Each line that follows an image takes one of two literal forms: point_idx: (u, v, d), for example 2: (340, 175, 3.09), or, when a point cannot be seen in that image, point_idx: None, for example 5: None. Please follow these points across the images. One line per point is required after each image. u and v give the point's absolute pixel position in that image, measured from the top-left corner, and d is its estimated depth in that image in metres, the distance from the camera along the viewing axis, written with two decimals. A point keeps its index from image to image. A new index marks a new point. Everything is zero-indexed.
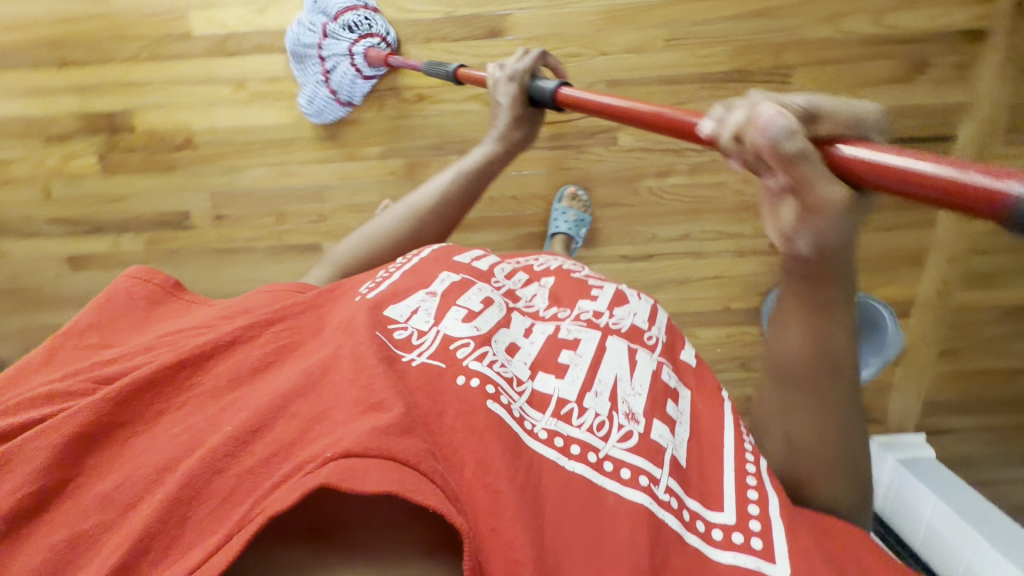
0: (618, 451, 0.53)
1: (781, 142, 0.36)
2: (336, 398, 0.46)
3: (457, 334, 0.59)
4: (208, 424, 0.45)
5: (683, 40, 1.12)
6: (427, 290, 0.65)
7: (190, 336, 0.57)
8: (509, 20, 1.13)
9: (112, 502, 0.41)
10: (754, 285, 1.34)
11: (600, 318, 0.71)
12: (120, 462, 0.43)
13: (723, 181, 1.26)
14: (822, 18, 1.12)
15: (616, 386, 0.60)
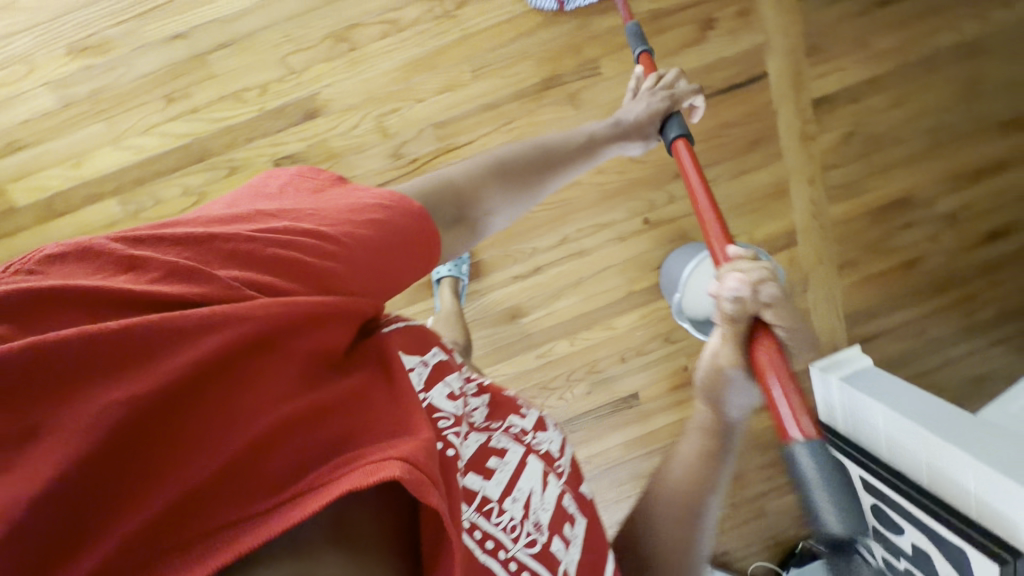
0: (523, 554, 0.57)
1: (757, 299, 0.60)
2: (376, 397, 0.44)
3: (443, 405, 0.56)
4: (266, 390, 0.38)
5: (489, 66, 1.17)
6: (421, 358, 0.57)
7: (279, 237, 0.45)
8: (321, 99, 1.15)
9: (128, 474, 0.32)
10: (647, 263, 1.37)
11: (528, 435, 0.66)
12: (145, 409, 0.33)
13: (579, 179, 1.29)
14: (606, 9, 1.18)
15: (529, 499, 0.61)
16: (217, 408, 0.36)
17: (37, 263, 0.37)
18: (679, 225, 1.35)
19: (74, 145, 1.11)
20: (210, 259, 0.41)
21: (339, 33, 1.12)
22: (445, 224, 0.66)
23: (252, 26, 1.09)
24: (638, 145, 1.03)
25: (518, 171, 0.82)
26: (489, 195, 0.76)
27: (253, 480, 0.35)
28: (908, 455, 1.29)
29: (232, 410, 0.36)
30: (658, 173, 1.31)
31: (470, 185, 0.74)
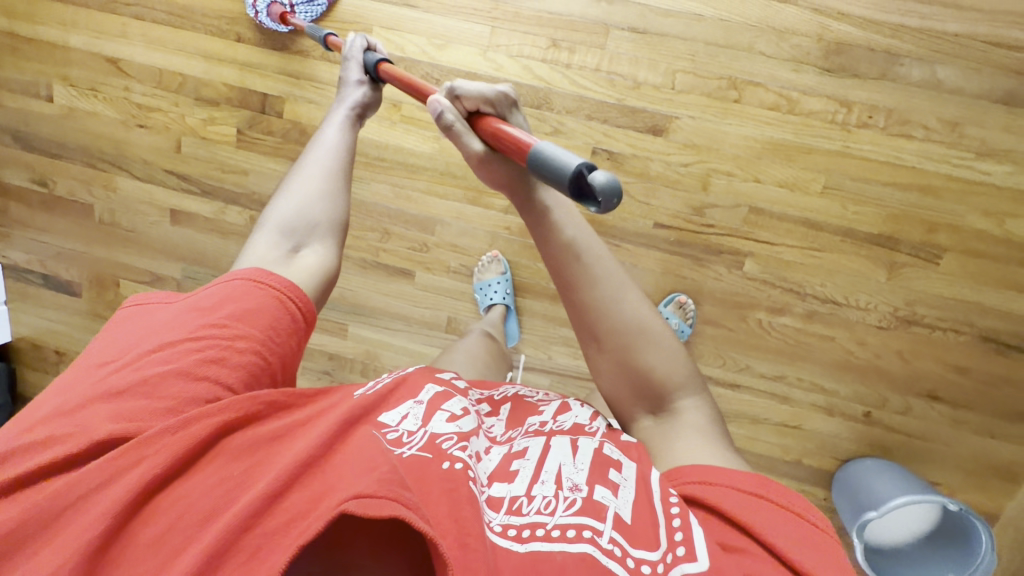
0: (565, 519, 0.55)
1: (446, 114, 0.70)
2: (352, 465, 0.53)
3: (443, 429, 0.62)
4: (207, 480, 0.51)
5: (838, 190, 1.10)
6: (414, 399, 0.66)
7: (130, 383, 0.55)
8: (673, 123, 1.12)
9: (168, 547, 0.47)
10: (834, 448, 1.26)
11: (547, 425, 0.70)
12: (164, 509, 0.49)
13: (835, 337, 1.19)
14: (985, 212, 1.07)
15: (559, 473, 0.60)
16: (186, 500, 0.50)
17: None
18: (890, 438, 1.23)
19: (448, 29, 1.14)
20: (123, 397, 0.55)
21: (735, 81, 1.08)
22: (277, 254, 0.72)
23: (668, 30, 1.08)
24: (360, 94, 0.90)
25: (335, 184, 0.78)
26: (299, 223, 0.74)
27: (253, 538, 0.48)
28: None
29: (185, 504, 0.49)
30: (910, 379, 1.19)
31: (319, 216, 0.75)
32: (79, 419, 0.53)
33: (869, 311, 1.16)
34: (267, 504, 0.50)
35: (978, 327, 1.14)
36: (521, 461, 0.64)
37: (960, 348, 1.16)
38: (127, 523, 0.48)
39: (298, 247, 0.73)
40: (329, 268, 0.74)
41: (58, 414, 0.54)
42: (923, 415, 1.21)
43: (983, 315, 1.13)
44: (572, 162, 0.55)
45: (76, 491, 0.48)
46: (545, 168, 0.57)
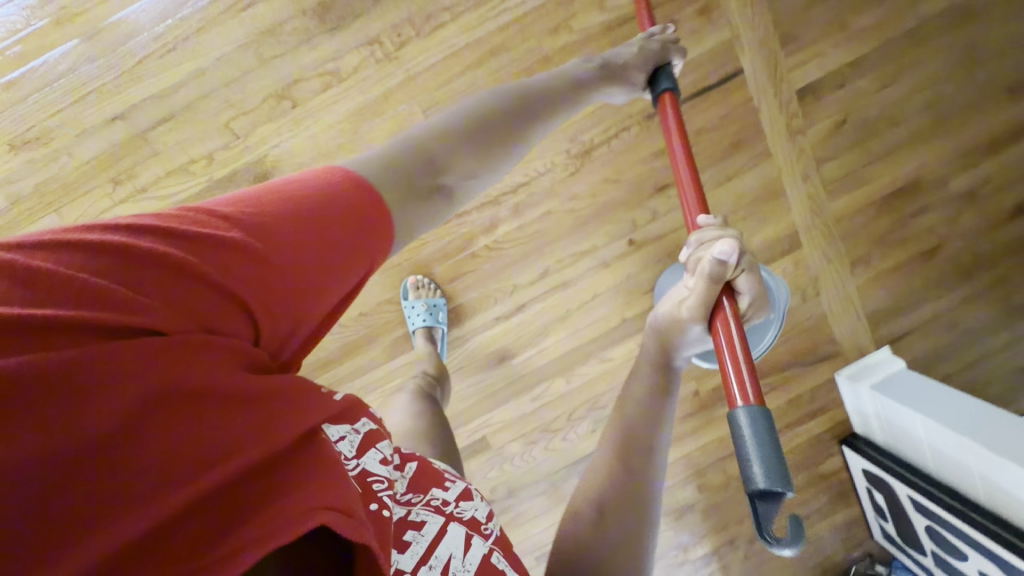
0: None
1: (720, 259, 0.58)
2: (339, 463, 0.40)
3: (376, 471, 0.53)
4: (204, 429, 0.33)
5: (439, 104, 1.11)
6: (353, 425, 0.52)
7: (186, 251, 0.35)
8: (269, 161, 1.10)
9: (104, 506, 0.29)
10: (636, 287, 1.27)
11: (449, 507, 0.69)
12: (133, 456, 0.31)
13: (550, 210, 1.21)
14: (554, 28, 1.09)
15: (449, 561, 0.62)
16: (155, 444, 0.31)
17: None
18: (668, 243, 1.25)
19: (24, 242, 1.08)
20: (204, 227, 0.36)
21: (279, 92, 1.07)
22: (418, 192, 0.53)
23: (190, 98, 1.05)
24: (625, 92, 0.92)
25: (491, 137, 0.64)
26: (463, 155, 0.60)
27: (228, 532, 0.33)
28: (953, 461, 1.14)
29: (162, 451, 0.32)
30: (634, 192, 1.21)
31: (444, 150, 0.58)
32: (92, 250, 0.32)
33: (552, 169, 1.19)
34: (251, 492, 0.35)
35: (639, 113, 1.17)
36: (415, 533, 0.62)
37: (643, 139, 1.19)
38: (81, 438, 0.29)
39: (438, 187, 0.55)
40: (437, 225, 0.55)
41: (69, 236, 0.33)
42: (671, 206, 1.23)
43: (632, 102, 1.16)
44: (759, 476, 0.48)
45: (37, 369, 0.28)
46: (735, 430, 0.53)
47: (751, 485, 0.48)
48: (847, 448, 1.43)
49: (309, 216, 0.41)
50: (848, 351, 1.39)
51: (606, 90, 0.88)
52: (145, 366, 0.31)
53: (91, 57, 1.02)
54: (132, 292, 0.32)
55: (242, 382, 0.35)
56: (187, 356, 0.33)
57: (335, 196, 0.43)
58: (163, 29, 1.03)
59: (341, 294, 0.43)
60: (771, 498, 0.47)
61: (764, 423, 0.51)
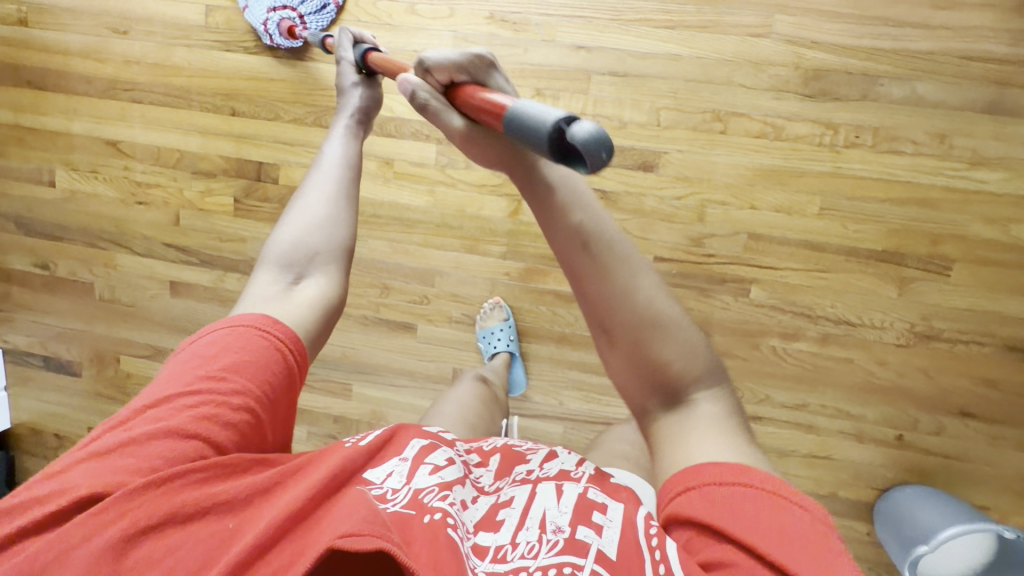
0: (547, 560, 0.54)
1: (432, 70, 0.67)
2: (332, 512, 0.53)
3: (424, 484, 0.61)
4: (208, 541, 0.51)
5: (837, 211, 1.09)
6: (398, 456, 0.65)
7: (175, 445, 0.56)
8: (663, 158, 1.13)
9: None
10: (867, 476, 1.19)
11: (534, 473, 0.69)
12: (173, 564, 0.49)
13: (853, 358, 1.15)
14: (986, 219, 1.06)
15: (542, 516, 0.59)
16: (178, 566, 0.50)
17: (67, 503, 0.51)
18: (929, 461, 1.16)
19: None
20: (143, 423, 0.57)
21: (719, 113, 1.09)
22: (279, 293, 0.70)
23: (650, 72, 1.10)
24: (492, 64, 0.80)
25: (347, 203, 0.77)
26: (298, 250, 0.73)
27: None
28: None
29: (197, 550, 0.51)
30: (938, 398, 1.14)
31: (313, 245, 0.73)
32: (120, 470, 0.54)
33: (886, 330, 1.12)
34: (259, 548, 0.51)
35: (1000, 338, 1.10)
36: (508, 510, 0.63)
37: (983, 361, 1.11)
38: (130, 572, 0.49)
39: (299, 279, 0.72)
40: (332, 297, 0.72)
41: (118, 451, 0.55)
42: (958, 434, 1.15)
43: (1005, 325, 1.09)
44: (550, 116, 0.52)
45: (97, 553, 0.48)
46: (515, 126, 0.55)
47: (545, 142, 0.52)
48: None
49: (233, 364, 0.62)
50: None
51: (360, 109, 0.88)
52: (141, 509, 0.51)
53: None
54: (118, 479, 0.53)
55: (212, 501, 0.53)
56: (157, 493, 0.52)
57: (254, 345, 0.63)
58: (677, 8, 1.08)
59: (276, 405, 0.63)
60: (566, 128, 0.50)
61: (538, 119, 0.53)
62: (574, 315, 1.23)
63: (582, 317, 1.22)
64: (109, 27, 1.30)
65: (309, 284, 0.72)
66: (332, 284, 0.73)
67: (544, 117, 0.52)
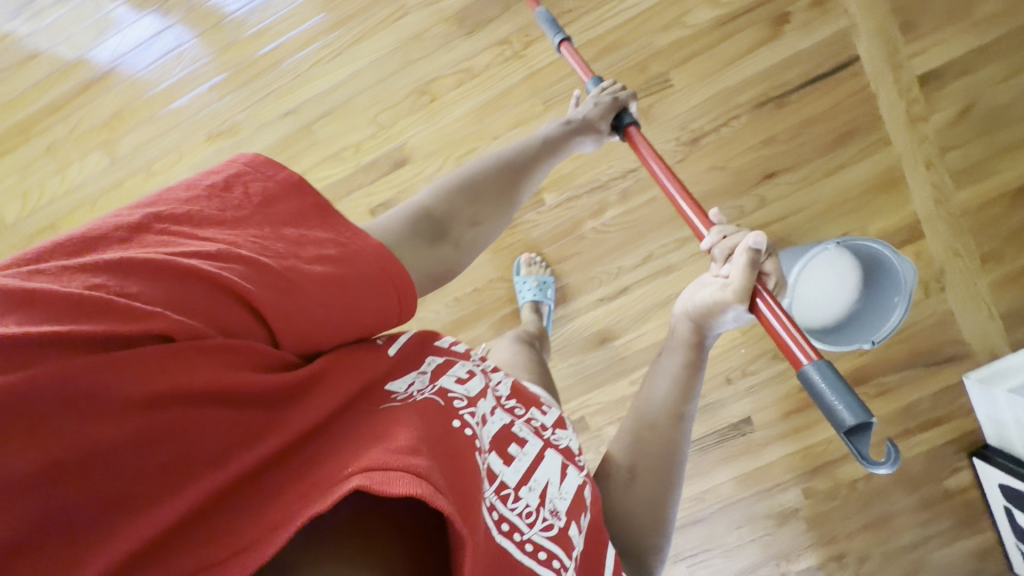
0: (540, 537, 0.56)
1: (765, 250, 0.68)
2: (365, 424, 0.43)
3: (453, 388, 0.53)
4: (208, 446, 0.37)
5: (556, 98, 1.20)
6: (420, 369, 0.54)
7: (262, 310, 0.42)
8: (407, 150, 1.25)
9: (127, 505, 0.33)
10: None
11: (545, 431, 0.70)
12: (163, 451, 0.35)
13: (656, 195, 1.25)
14: (665, 26, 1.20)
15: (547, 488, 0.62)
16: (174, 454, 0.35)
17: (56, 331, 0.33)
18: (776, 231, 1.24)
19: None
20: (233, 267, 0.42)
21: (421, 87, 1.23)
22: (427, 240, 0.66)
23: (347, 95, 1.24)
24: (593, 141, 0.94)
25: (484, 184, 0.77)
26: (461, 204, 0.73)
27: (227, 518, 0.35)
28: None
29: (203, 440, 0.37)
30: (742, 178, 1.23)
31: (440, 204, 0.71)
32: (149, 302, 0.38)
33: (662, 157, 1.23)
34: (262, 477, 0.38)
35: (747, 102, 1.20)
36: (518, 449, 0.63)
37: (751, 127, 1.21)
38: (118, 444, 0.33)
39: (441, 236, 0.68)
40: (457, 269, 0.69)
41: (155, 283, 0.39)
42: (781, 194, 1.23)
43: (742, 92, 1.20)
44: (843, 410, 0.55)
45: (85, 413, 0.33)
46: (816, 394, 0.59)
47: (840, 425, 0.54)
48: (978, 460, 1.31)
49: (338, 254, 0.48)
50: (978, 352, 1.30)
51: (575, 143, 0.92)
52: (164, 379, 0.36)
53: (278, 63, 1.24)
54: (174, 323, 0.38)
55: (247, 391, 0.39)
56: (178, 361, 0.37)
57: (363, 241, 0.50)
58: (332, 38, 1.23)
59: (350, 333, 0.49)
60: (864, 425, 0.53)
61: (840, 380, 0.58)
62: (434, 310, 1.34)
63: (441, 307, 1.33)
64: None
65: (454, 247, 0.69)
66: (459, 250, 0.70)
67: (839, 411, 0.55)
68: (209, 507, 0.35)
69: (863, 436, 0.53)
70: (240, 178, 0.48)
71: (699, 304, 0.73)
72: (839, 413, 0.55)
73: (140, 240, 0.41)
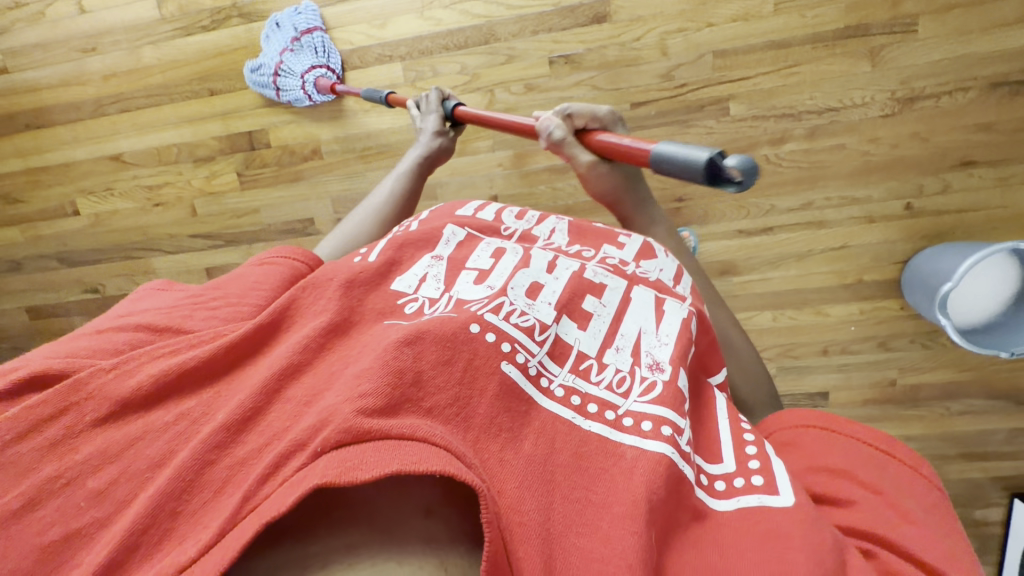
0: (641, 407, 0.56)
1: (551, 132, 0.81)
2: (354, 369, 0.47)
3: (472, 295, 0.62)
4: (178, 427, 0.44)
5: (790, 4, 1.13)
6: (433, 255, 0.70)
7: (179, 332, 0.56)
8: (612, 6, 1.17)
9: (129, 474, 0.42)
10: (888, 254, 1.24)
11: (629, 267, 0.74)
12: (115, 433, 0.44)
13: (844, 144, 1.18)
14: None
15: (639, 340, 0.64)
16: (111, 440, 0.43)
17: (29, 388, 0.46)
18: (944, 222, 1.20)
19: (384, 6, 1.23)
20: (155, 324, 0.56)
21: None
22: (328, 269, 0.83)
23: None
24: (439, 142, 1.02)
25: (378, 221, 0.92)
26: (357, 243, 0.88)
27: (210, 487, 0.41)
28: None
29: (147, 423, 0.44)
30: (937, 157, 1.17)
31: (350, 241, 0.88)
32: (86, 341, 0.52)
33: (868, 105, 1.16)
34: (255, 409, 0.45)
35: (982, 79, 1.12)
36: (598, 305, 0.66)
37: (973, 106, 1.13)
38: (76, 433, 0.43)
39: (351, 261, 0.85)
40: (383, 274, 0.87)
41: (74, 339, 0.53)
42: (968, 186, 1.17)
43: (983, 64, 1.11)
44: (698, 153, 0.54)
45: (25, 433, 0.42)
46: (665, 161, 0.58)
47: (696, 175, 0.54)
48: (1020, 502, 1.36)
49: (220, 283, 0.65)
50: None
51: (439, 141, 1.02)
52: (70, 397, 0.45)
53: None
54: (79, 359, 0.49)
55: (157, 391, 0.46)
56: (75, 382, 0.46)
57: (247, 279, 0.66)
58: None
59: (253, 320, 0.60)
60: (717, 159, 0.52)
61: (679, 146, 0.57)
62: (571, 186, 1.29)
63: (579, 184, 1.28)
64: (78, 48, 1.37)
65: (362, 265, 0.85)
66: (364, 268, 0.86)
67: (691, 157, 0.55)
68: (202, 465, 0.41)
69: (721, 169, 0.52)
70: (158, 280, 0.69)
71: (593, 184, 0.85)
72: (693, 161, 0.54)
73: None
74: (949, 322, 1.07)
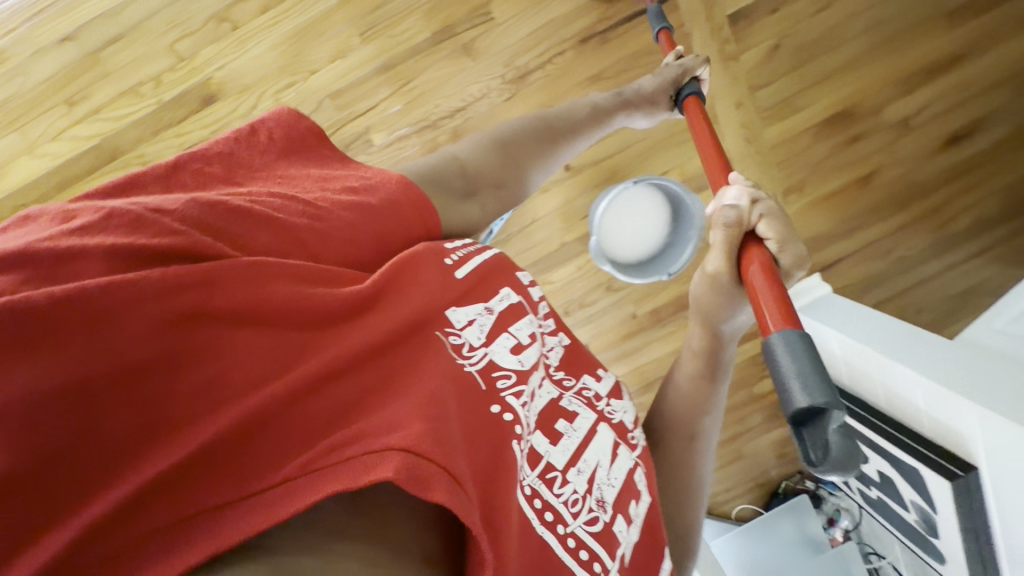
0: (584, 532, 0.52)
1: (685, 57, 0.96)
2: (429, 377, 0.42)
3: (502, 362, 0.52)
4: (256, 371, 0.36)
5: (376, 28, 1.16)
6: (485, 304, 0.55)
7: (284, 251, 0.45)
8: (215, 84, 1.17)
9: (155, 430, 0.31)
10: (575, 210, 1.35)
11: (600, 403, 0.64)
12: (185, 374, 0.33)
13: None
14: None
15: (594, 472, 0.57)
16: (164, 381, 0.33)
17: (81, 246, 0.34)
18: (605, 166, 1.31)
19: None
20: (279, 216, 0.46)
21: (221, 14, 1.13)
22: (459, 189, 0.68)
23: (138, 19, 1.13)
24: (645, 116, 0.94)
25: (524, 142, 0.80)
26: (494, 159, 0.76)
27: (238, 467, 0.32)
28: (904, 402, 1.09)
29: (209, 366, 0.34)
30: None
31: (475, 159, 0.74)
32: (179, 212, 0.40)
33: (490, 94, 1.21)
34: (316, 406, 0.37)
35: (572, 38, 1.19)
36: (566, 425, 0.58)
37: (575, 63, 1.21)
38: (147, 350, 0.33)
39: (467, 194, 0.69)
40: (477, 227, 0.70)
41: (204, 210, 0.42)
42: None
43: (565, 25, 1.19)
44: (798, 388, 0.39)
45: (74, 330, 0.31)
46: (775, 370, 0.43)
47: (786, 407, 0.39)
48: None
49: (349, 198, 0.51)
50: None
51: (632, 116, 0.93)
52: (154, 300, 0.34)
53: None
54: (193, 242, 0.39)
55: (261, 326, 0.38)
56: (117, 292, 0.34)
57: (385, 208, 0.53)
58: None
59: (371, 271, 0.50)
60: (825, 414, 0.38)
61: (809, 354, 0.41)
62: None
63: None
64: None
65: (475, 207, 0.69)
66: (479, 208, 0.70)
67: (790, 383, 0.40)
68: (274, 409, 0.35)
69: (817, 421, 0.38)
70: (264, 126, 0.56)
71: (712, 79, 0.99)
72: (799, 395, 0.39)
73: (178, 177, 0.48)
74: (609, 258, 1.19)
